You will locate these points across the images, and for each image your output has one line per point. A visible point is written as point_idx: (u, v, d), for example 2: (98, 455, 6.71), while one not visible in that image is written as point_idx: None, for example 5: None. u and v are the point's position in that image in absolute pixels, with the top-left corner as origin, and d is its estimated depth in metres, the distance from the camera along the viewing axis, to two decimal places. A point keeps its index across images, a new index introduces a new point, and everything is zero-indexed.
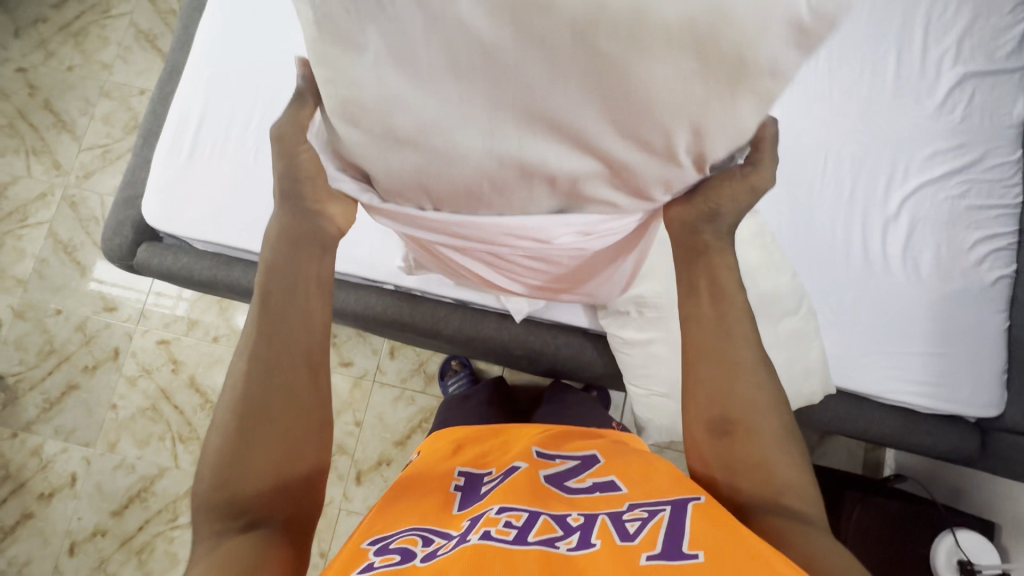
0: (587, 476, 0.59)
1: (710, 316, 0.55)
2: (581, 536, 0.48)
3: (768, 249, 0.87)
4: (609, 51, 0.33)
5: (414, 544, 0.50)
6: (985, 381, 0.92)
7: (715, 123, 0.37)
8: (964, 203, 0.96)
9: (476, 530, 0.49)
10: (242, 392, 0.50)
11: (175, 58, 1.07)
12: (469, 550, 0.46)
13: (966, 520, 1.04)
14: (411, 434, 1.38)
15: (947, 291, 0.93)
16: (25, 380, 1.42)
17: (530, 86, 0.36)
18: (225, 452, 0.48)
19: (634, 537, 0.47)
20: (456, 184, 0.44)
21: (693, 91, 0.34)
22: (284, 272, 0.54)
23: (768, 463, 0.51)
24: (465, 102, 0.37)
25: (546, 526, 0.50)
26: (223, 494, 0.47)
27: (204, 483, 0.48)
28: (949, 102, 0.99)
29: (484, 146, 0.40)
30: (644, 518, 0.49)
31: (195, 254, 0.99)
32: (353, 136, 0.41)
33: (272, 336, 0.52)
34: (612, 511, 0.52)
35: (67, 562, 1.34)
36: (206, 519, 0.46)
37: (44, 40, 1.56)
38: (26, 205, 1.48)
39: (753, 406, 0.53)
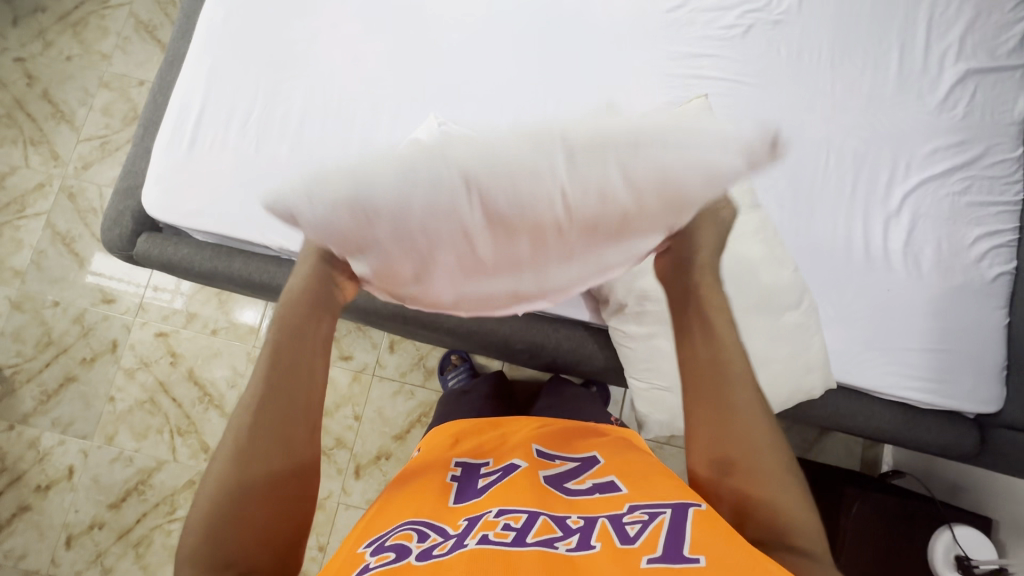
0: (587, 477, 0.59)
1: (703, 365, 0.55)
2: (580, 537, 0.49)
3: (770, 243, 0.87)
4: (614, 174, 0.49)
5: (409, 540, 0.50)
6: (984, 377, 0.92)
7: (675, 185, 0.49)
8: (965, 199, 0.97)
9: (473, 534, 0.49)
10: (241, 443, 0.49)
11: (176, 47, 1.06)
12: (467, 555, 0.46)
13: (961, 516, 1.05)
14: (411, 428, 1.38)
15: (948, 287, 0.94)
16: (22, 371, 1.41)
17: (551, 197, 0.50)
18: (218, 497, 0.47)
19: (635, 540, 0.47)
20: (490, 260, 0.56)
21: (666, 201, 0.51)
22: (294, 335, 0.55)
23: (772, 501, 0.50)
24: (505, 207, 0.51)
25: (545, 527, 0.50)
26: (211, 547, 0.46)
27: (192, 533, 0.47)
28: (951, 98, 0.99)
29: (518, 234, 0.53)
30: (645, 520, 0.50)
31: (195, 246, 0.98)
32: (405, 229, 0.54)
33: (275, 396, 0.51)
34: (611, 513, 0.52)
35: (64, 555, 1.34)
36: (193, 571, 0.45)
37: (43, 29, 1.55)
38: (24, 196, 1.47)
39: (753, 446, 0.52)
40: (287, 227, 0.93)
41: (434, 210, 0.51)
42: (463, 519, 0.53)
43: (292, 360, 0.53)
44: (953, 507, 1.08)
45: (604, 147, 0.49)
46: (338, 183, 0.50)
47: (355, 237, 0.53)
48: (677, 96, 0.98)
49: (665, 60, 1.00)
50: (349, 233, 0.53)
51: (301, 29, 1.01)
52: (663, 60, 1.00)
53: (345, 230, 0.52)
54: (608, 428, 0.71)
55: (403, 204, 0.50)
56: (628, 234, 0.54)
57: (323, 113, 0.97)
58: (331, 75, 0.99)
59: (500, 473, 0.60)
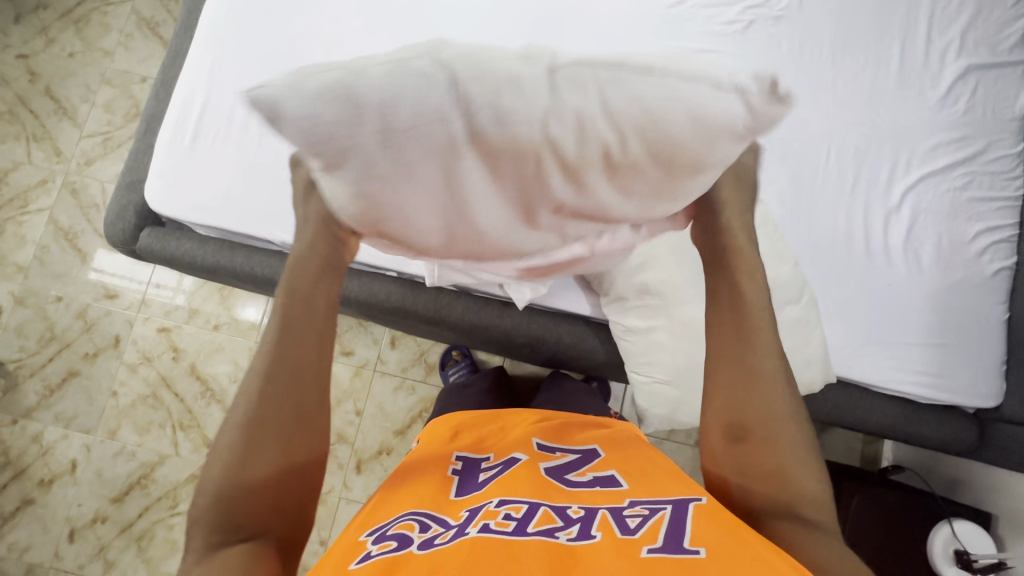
0: (587, 471, 0.59)
1: (731, 329, 0.56)
2: (581, 527, 0.49)
3: (770, 238, 0.87)
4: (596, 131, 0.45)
5: (411, 530, 0.50)
6: (984, 372, 0.93)
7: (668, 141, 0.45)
8: (966, 194, 0.97)
9: (475, 523, 0.50)
10: (252, 409, 0.51)
11: (178, 43, 1.07)
12: (468, 543, 0.46)
13: (960, 511, 1.05)
14: (411, 423, 1.38)
15: (949, 282, 0.94)
16: (25, 366, 1.42)
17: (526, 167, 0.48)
18: (230, 463, 0.49)
19: (635, 531, 0.47)
20: (478, 239, 0.56)
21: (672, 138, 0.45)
22: (304, 297, 0.55)
23: (785, 464, 0.52)
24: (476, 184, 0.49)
25: (546, 517, 0.50)
26: (222, 509, 0.47)
27: (203, 494, 0.48)
28: (952, 94, 0.99)
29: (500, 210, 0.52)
30: (645, 514, 0.50)
31: (198, 240, 0.98)
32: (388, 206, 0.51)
33: (290, 363, 0.53)
34: (611, 505, 0.52)
35: (66, 548, 1.34)
36: (203, 532, 0.47)
37: (45, 26, 1.55)
38: (27, 192, 1.48)
39: (771, 415, 0.53)
40: (290, 221, 0.94)
41: (422, 116, 0.45)
42: (464, 510, 0.53)
43: (307, 330, 0.54)
44: (952, 502, 1.08)
45: (592, 67, 0.45)
46: (323, 79, 0.44)
47: (334, 146, 0.47)
48: None
49: None
50: (331, 135, 0.45)
51: (304, 24, 1.02)
52: None
53: (326, 133, 0.45)
54: (607, 421, 0.72)
55: (389, 102, 0.44)
56: (613, 205, 0.52)
57: None
58: None
59: (501, 466, 0.60)
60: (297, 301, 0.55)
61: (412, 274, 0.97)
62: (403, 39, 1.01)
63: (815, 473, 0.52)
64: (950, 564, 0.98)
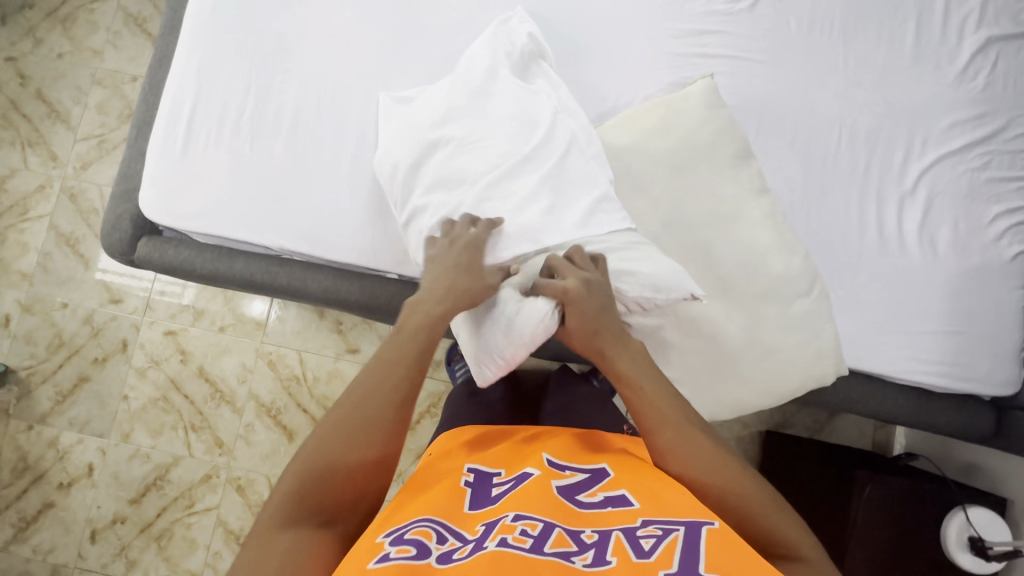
0: (598, 490, 0.57)
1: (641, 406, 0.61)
2: (595, 552, 0.48)
3: (779, 229, 0.84)
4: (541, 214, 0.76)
5: (429, 539, 0.50)
6: (1002, 359, 0.90)
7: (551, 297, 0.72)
8: (984, 174, 0.93)
9: (492, 537, 0.50)
10: (356, 409, 0.57)
11: (163, 43, 1.04)
12: (490, 555, 0.47)
13: (976, 496, 1.04)
14: (421, 419, 1.38)
15: (965, 267, 0.91)
16: (37, 373, 1.44)
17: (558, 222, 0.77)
18: (322, 457, 0.55)
19: (650, 555, 0.47)
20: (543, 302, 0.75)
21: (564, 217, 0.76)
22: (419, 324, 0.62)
23: (725, 479, 0.57)
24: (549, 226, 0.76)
25: (560, 540, 0.50)
26: (300, 495, 0.53)
27: (287, 483, 0.54)
28: (971, 69, 0.94)
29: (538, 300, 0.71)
30: (658, 535, 0.49)
31: (196, 247, 0.97)
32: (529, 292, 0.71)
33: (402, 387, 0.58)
34: (625, 526, 0.51)
35: (89, 549, 1.38)
36: (273, 515, 0.52)
37: (32, 26, 1.52)
38: (25, 198, 1.47)
39: (716, 471, 0.57)
40: (287, 227, 0.92)
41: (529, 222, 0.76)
42: (481, 524, 0.53)
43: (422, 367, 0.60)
44: (967, 487, 1.07)
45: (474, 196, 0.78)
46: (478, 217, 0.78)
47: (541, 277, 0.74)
48: (681, 76, 0.94)
49: (668, 38, 0.96)
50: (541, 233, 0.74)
51: (292, 19, 0.98)
52: (665, 38, 0.96)
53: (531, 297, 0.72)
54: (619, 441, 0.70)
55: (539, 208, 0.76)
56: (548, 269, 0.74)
57: (319, 111, 0.95)
58: (322, 67, 0.96)
59: (513, 482, 0.59)
60: (409, 341, 0.61)
61: (414, 276, 0.93)
62: (394, 31, 0.97)
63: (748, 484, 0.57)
64: (965, 551, 0.98)
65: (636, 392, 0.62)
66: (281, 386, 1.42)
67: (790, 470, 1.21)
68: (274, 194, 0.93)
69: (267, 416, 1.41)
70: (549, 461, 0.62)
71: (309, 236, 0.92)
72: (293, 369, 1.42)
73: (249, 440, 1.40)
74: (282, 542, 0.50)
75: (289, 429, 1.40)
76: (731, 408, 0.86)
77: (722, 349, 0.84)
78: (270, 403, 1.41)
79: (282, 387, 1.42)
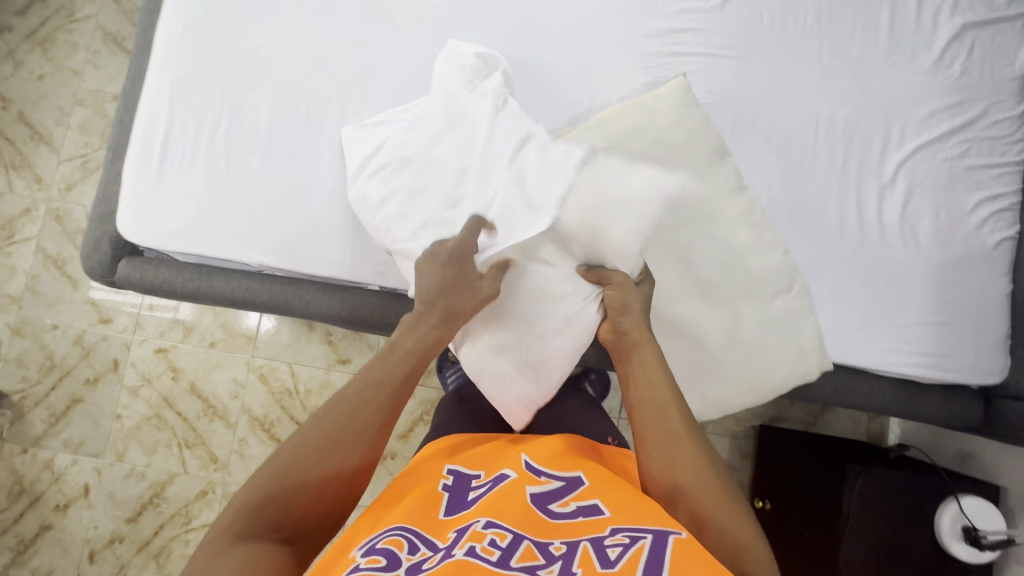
0: (571, 499, 0.57)
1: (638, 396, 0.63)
2: (562, 565, 0.48)
3: (758, 227, 0.84)
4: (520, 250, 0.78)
5: (399, 549, 0.50)
6: (988, 347, 0.90)
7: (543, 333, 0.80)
8: (964, 162, 0.92)
9: (461, 545, 0.49)
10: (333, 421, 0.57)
11: (137, 64, 1.03)
12: (452, 566, 0.46)
13: (970, 485, 1.03)
14: (414, 426, 1.38)
15: (948, 257, 0.90)
16: (29, 396, 1.44)
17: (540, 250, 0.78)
18: (294, 464, 0.54)
19: (615, 564, 0.47)
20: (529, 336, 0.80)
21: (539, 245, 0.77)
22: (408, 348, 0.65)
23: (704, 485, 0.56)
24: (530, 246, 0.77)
25: (528, 553, 0.49)
26: (264, 501, 0.52)
27: (254, 487, 0.53)
28: (947, 57, 0.94)
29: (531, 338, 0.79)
30: (625, 543, 0.49)
31: (176, 267, 0.97)
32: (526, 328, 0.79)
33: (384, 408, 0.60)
34: (593, 536, 0.51)
35: (88, 570, 1.38)
36: (235, 517, 0.51)
37: (11, 49, 1.52)
38: (11, 222, 1.47)
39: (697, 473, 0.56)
40: (265, 242, 0.92)
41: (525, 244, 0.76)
42: (452, 531, 0.53)
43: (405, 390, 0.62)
44: (961, 476, 1.06)
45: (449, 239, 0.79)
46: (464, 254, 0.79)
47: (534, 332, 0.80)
48: (655, 76, 0.94)
49: (640, 38, 0.95)
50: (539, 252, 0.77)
51: (263, 34, 0.98)
52: (638, 38, 0.95)
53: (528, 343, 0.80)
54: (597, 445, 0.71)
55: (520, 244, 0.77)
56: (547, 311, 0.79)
57: (293, 126, 0.95)
58: (295, 82, 0.96)
59: (489, 485, 0.59)
60: (397, 363, 0.63)
61: (395, 288, 0.93)
62: (367, 42, 0.97)
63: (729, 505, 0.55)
64: (959, 540, 0.99)
65: (636, 383, 0.64)
66: (273, 399, 1.42)
67: (790, 461, 1.19)
68: (250, 211, 0.93)
69: (260, 430, 1.41)
70: (526, 464, 0.61)
71: (287, 251, 0.92)
72: (285, 382, 1.42)
73: (244, 454, 1.40)
74: (236, 556, 0.48)
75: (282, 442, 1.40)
76: (717, 408, 0.86)
77: (704, 348, 0.84)
78: (263, 417, 1.41)
79: (275, 400, 1.41)
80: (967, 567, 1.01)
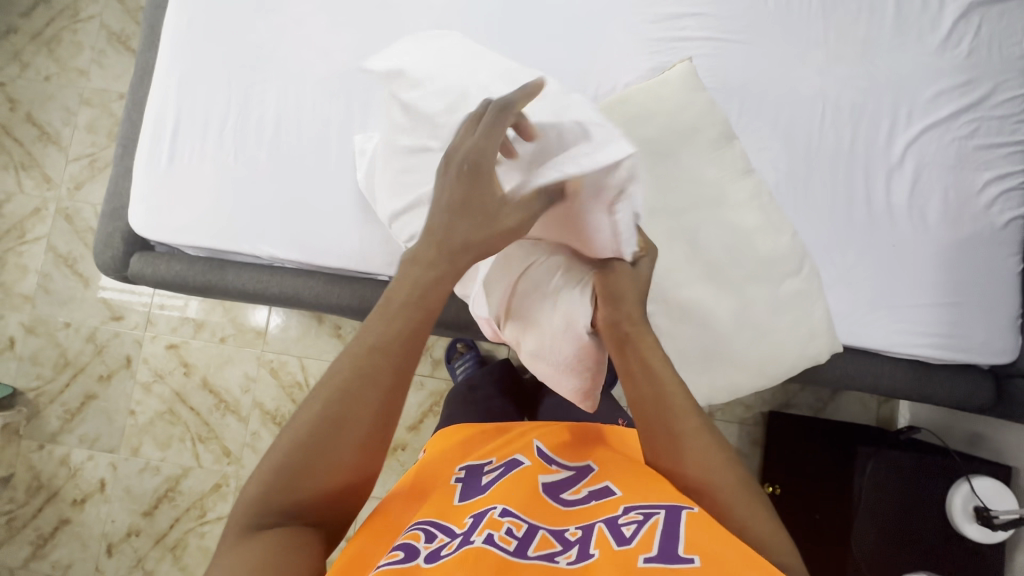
0: (583, 486, 0.58)
1: (645, 400, 0.58)
2: (580, 548, 0.49)
3: (766, 210, 0.84)
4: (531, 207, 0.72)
5: (417, 540, 0.50)
6: (998, 327, 0.89)
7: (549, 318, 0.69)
8: (972, 142, 0.91)
9: (479, 531, 0.49)
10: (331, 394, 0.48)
11: (144, 60, 1.04)
12: (471, 551, 0.46)
13: (982, 466, 1.03)
14: (424, 418, 1.39)
15: (957, 237, 0.90)
16: (44, 394, 1.46)
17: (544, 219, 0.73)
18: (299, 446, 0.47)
19: (630, 540, 0.48)
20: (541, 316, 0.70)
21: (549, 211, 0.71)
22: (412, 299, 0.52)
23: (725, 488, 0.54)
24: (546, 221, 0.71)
25: (544, 542, 0.50)
26: (271, 491, 0.47)
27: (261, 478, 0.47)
28: (954, 36, 0.93)
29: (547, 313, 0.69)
30: (640, 520, 0.50)
31: (188, 261, 0.98)
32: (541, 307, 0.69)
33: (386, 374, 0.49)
34: (607, 517, 0.52)
35: (107, 563, 1.40)
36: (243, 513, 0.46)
37: (18, 50, 1.53)
38: (23, 222, 1.49)
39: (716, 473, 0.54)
40: (275, 234, 0.93)
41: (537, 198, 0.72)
42: (469, 517, 0.53)
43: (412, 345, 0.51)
44: (972, 457, 1.07)
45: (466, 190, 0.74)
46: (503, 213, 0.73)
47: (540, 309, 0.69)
48: (660, 62, 0.94)
49: (644, 23, 0.95)
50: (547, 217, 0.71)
51: (268, 28, 0.98)
52: (642, 24, 0.95)
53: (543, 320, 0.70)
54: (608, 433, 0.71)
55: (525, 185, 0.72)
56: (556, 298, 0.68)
57: (301, 118, 0.95)
58: (301, 75, 0.97)
59: (503, 468, 0.60)
60: (403, 318, 0.51)
61: None
62: (371, 34, 0.97)
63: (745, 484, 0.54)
64: (971, 521, 0.98)
65: (644, 384, 0.58)
66: (285, 393, 1.43)
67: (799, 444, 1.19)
68: (260, 203, 0.94)
69: (272, 423, 1.42)
70: (539, 452, 0.62)
71: (299, 243, 0.93)
72: (296, 376, 1.43)
73: (256, 447, 1.42)
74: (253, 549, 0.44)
75: None
76: (727, 391, 0.86)
77: (714, 332, 0.84)
78: (275, 411, 1.43)
79: (286, 394, 1.43)
80: (979, 548, 1.01)
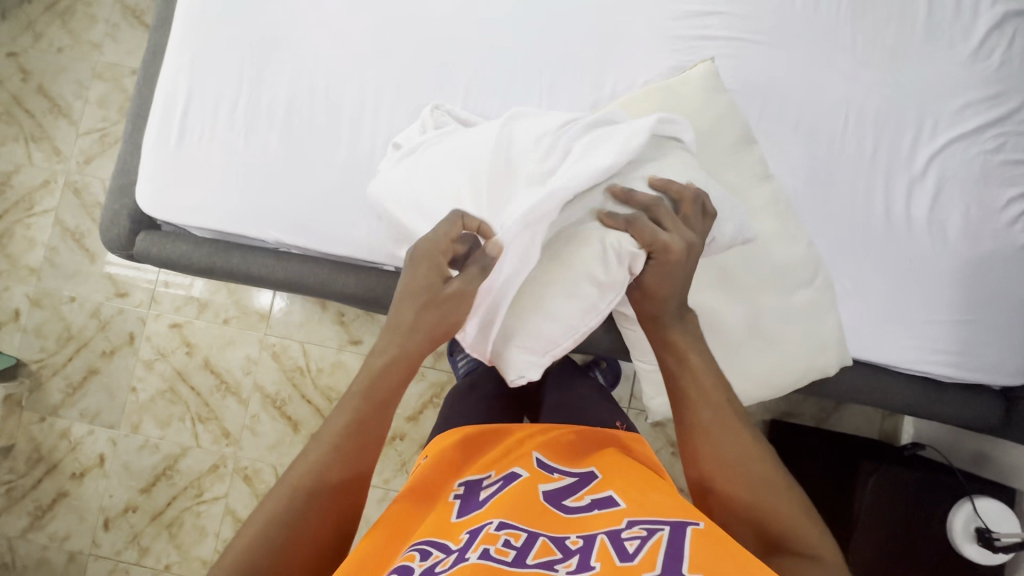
0: (585, 494, 0.57)
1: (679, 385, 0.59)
2: (580, 559, 0.47)
3: (782, 216, 0.82)
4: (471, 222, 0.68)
5: (412, 562, 0.49)
6: (1013, 348, 0.88)
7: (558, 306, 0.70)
8: (998, 158, 0.89)
9: (475, 547, 0.48)
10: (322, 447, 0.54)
11: (156, 36, 1.03)
12: (468, 568, 0.45)
13: (985, 486, 1.02)
14: (424, 408, 1.38)
15: (977, 254, 0.88)
16: (47, 365, 1.46)
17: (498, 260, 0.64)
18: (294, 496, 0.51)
19: (634, 557, 0.46)
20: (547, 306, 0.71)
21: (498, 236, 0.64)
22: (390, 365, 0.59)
23: (746, 484, 0.55)
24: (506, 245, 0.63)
25: (544, 549, 0.49)
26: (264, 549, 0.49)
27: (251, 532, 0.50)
28: (986, 46, 0.90)
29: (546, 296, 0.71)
30: (643, 536, 0.48)
31: (193, 242, 0.97)
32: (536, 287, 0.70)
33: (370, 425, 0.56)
34: (609, 529, 0.50)
35: (103, 536, 1.42)
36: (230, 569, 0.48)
37: (31, 20, 1.52)
38: (31, 193, 1.49)
39: (733, 466, 0.55)
40: (282, 221, 0.92)
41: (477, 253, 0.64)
42: (465, 532, 0.52)
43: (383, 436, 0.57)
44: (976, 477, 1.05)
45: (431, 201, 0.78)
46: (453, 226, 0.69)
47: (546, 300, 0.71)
48: (682, 61, 0.91)
49: (667, 20, 0.93)
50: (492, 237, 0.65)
51: (283, 9, 0.96)
52: (665, 21, 0.93)
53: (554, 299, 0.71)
54: (614, 436, 0.70)
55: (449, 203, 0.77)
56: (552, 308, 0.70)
57: (311, 103, 0.94)
58: (315, 59, 0.95)
59: (502, 481, 0.59)
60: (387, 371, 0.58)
61: None
62: (390, 19, 0.95)
63: (774, 480, 0.55)
64: (972, 541, 0.97)
65: (680, 365, 0.60)
66: (286, 377, 1.43)
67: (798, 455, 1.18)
68: (268, 187, 0.92)
69: (272, 406, 1.42)
70: (539, 461, 0.61)
71: (307, 229, 0.92)
72: (297, 361, 1.43)
73: (255, 430, 1.42)
74: None
75: (293, 420, 1.41)
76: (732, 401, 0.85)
77: (724, 341, 0.82)
78: (275, 395, 1.43)
79: (286, 378, 1.43)
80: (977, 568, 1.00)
